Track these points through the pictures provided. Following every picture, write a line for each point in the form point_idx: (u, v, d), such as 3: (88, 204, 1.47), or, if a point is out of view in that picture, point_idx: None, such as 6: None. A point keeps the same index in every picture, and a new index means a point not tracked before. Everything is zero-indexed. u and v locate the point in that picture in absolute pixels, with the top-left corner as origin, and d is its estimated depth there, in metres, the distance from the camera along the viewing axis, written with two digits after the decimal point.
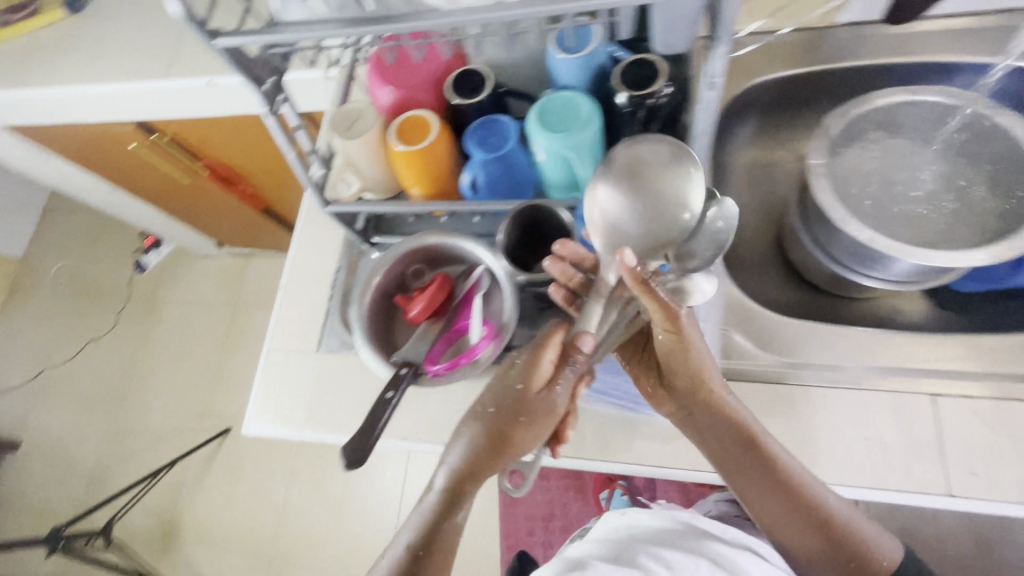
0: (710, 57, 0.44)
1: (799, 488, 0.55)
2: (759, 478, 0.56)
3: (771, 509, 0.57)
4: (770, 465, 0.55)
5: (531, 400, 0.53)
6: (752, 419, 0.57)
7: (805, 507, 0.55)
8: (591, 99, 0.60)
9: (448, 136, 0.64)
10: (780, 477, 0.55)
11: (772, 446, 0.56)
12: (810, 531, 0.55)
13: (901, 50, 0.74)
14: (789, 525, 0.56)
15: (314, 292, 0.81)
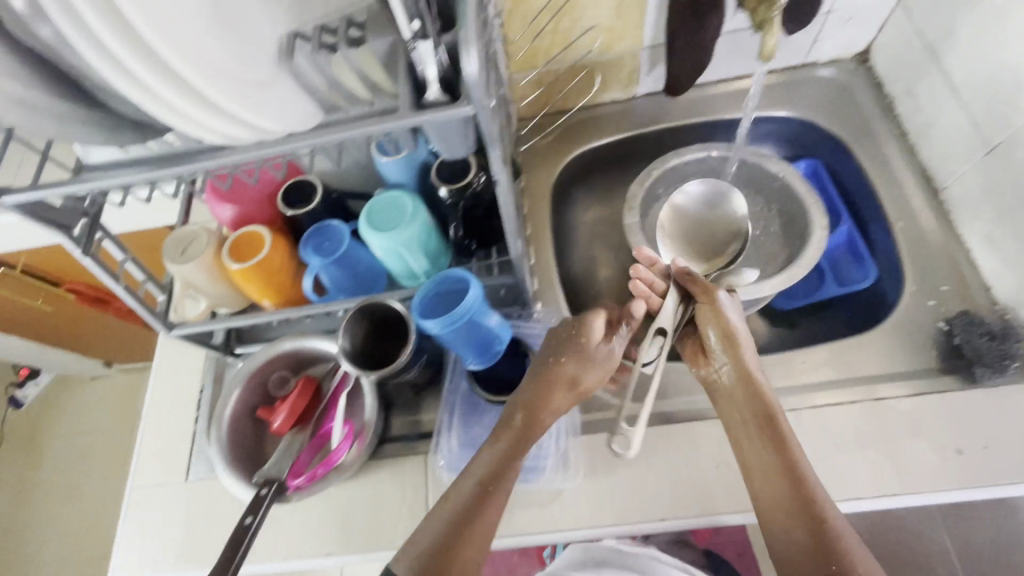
0: (491, 161, 0.49)
1: (802, 477, 0.55)
2: (769, 460, 0.57)
3: (767, 498, 0.56)
4: (784, 449, 0.56)
5: (608, 344, 0.61)
6: (777, 409, 0.59)
7: (812, 499, 0.54)
8: (413, 196, 0.64)
9: (284, 245, 0.66)
10: (789, 462, 0.56)
11: (788, 439, 0.57)
12: (798, 527, 0.53)
13: (694, 110, 0.85)
14: (784, 522, 0.54)
15: (179, 417, 0.77)
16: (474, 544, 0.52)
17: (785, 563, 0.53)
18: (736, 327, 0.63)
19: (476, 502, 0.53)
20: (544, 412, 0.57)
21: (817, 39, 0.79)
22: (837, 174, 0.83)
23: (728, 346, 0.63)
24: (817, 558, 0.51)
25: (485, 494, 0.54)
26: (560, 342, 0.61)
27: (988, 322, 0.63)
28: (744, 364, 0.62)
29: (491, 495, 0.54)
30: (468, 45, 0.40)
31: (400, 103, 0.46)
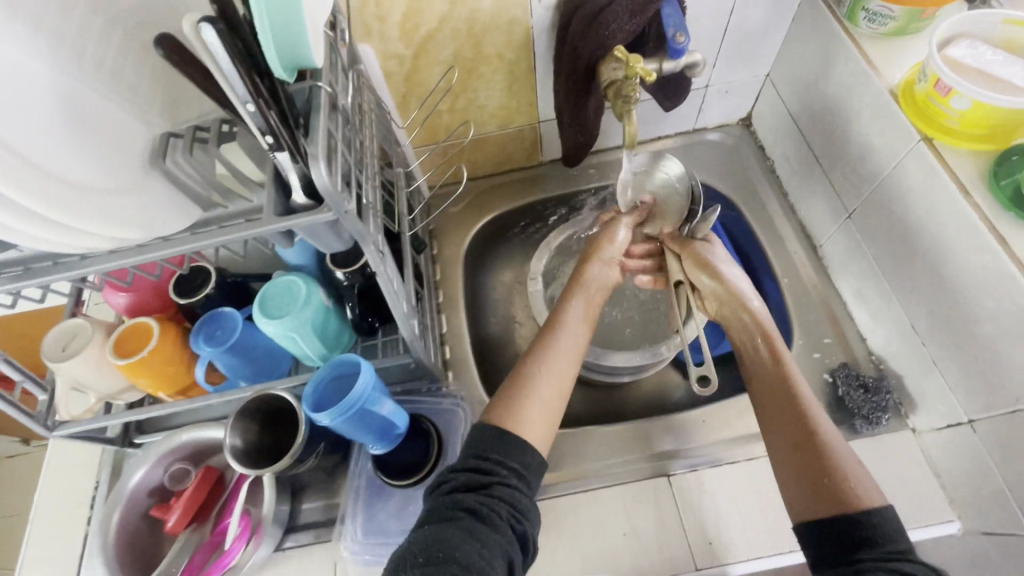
0: (367, 255, 0.51)
1: (795, 391, 0.58)
2: (766, 373, 0.61)
3: (771, 409, 0.58)
4: (776, 361, 0.60)
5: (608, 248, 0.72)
6: (770, 325, 0.63)
7: (800, 407, 0.57)
8: (307, 280, 0.63)
9: (177, 336, 0.65)
10: (782, 373, 0.59)
11: (780, 350, 0.61)
12: (795, 433, 0.55)
13: (595, 176, 0.90)
14: (784, 433, 0.56)
15: (67, 519, 0.71)
16: (544, 383, 0.58)
17: (782, 467, 0.55)
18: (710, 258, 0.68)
19: (528, 366, 0.59)
20: (596, 269, 0.70)
21: (702, 109, 0.84)
22: (731, 229, 0.87)
23: (714, 280, 0.67)
24: (807, 461, 0.53)
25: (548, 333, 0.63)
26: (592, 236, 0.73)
27: (864, 375, 0.67)
28: (729, 286, 0.66)
29: (543, 342, 0.62)
30: (316, 161, 0.41)
31: (263, 208, 0.47)
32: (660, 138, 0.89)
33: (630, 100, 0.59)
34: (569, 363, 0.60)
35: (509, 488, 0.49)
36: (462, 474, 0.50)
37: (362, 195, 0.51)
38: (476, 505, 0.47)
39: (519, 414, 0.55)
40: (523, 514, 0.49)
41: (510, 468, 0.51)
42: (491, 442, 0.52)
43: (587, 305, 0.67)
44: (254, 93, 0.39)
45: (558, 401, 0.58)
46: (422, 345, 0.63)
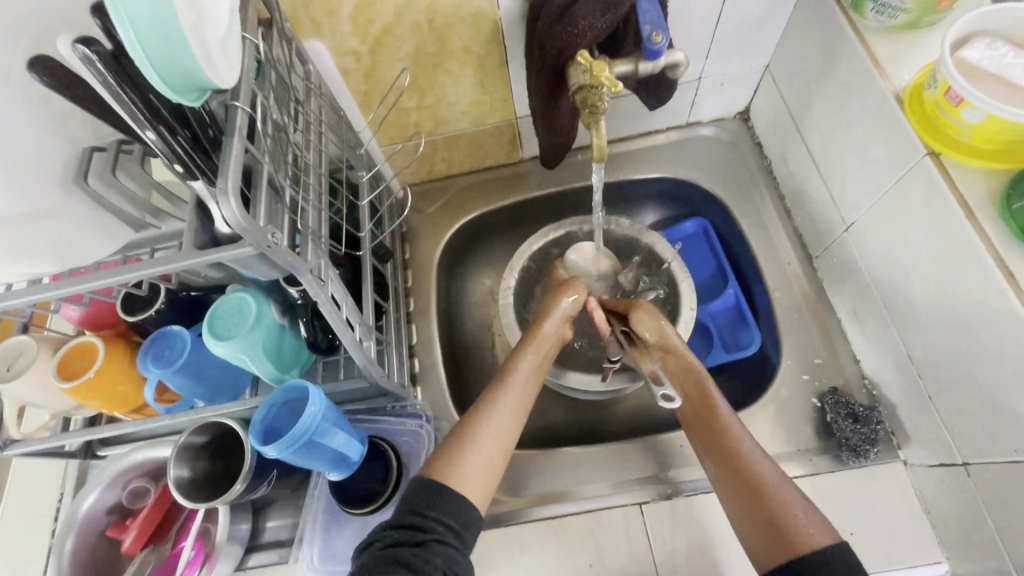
0: (304, 285, 0.46)
1: (732, 436, 0.57)
2: (703, 421, 0.59)
3: (714, 456, 0.57)
4: (709, 406, 0.59)
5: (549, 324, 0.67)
6: (699, 367, 0.63)
7: (738, 451, 0.56)
8: (260, 297, 0.58)
9: (126, 354, 0.63)
10: (717, 418, 0.58)
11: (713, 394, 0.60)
12: (738, 481, 0.54)
13: (579, 174, 0.84)
14: (728, 481, 0.55)
15: (28, 534, 0.70)
16: (486, 438, 0.56)
17: (735, 514, 0.54)
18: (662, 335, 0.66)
19: (471, 418, 0.58)
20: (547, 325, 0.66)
21: (695, 102, 0.77)
22: (723, 233, 0.82)
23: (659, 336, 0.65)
24: (754, 506, 0.52)
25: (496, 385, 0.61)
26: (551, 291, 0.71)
27: (854, 403, 0.62)
28: (672, 343, 0.65)
29: (490, 393, 0.60)
30: (225, 194, 0.37)
31: (183, 240, 0.43)
32: (651, 132, 0.82)
33: (597, 109, 0.53)
34: (514, 414, 0.59)
35: (445, 545, 0.47)
36: (396, 530, 0.48)
37: (299, 219, 0.47)
38: (410, 559, 0.45)
39: (457, 469, 0.53)
40: (460, 569, 0.46)
41: (446, 525, 0.49)
42: (428, 498, 0.50)
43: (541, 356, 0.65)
44: (152, 120, 0.35)
45: (501, 452, 0.57)
46: (376, 370, 0.59)
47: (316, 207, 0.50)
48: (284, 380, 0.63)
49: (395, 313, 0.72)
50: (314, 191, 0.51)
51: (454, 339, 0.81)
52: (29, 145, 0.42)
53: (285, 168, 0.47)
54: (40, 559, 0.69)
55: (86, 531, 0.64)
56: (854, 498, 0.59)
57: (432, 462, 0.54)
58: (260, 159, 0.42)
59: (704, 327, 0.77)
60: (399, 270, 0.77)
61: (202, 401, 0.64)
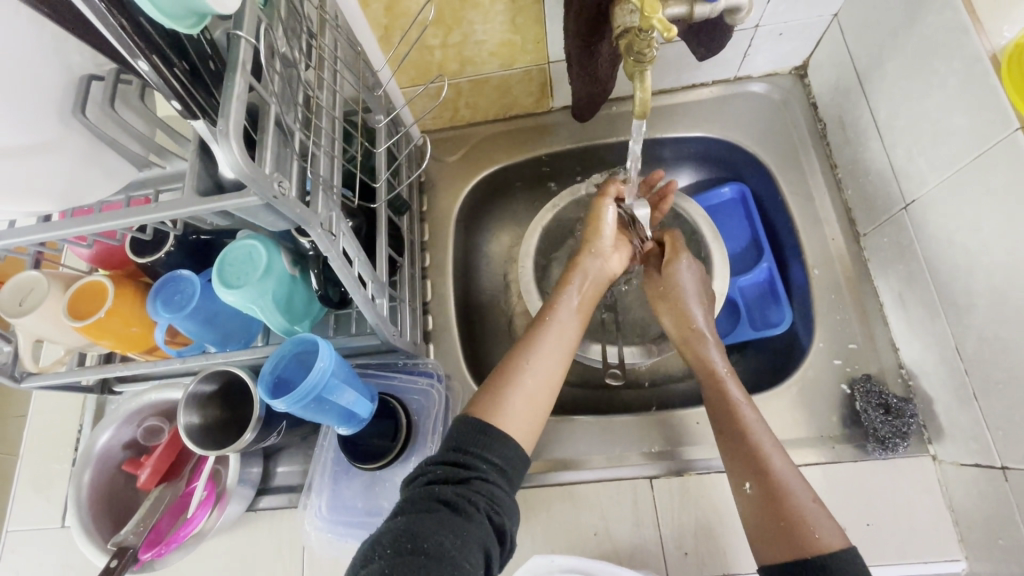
0: (314, 238, 0.44)
1: (750, 434, 0.54)
2: (719, 414, 0.57)
3: (727, 448, 0.55)
4: (725, 399, 0.57)
5: (585, 262, 0.66)
6: (717, 365, 0.60)
7: (753, 445, 0.53)
8: (269, 245, 0.56)
9: (137, 296, 0.62)
10: (737, 416, 0.56)
11: (728, 390, 0.58)
12: (749, 476, 0.52)
13: (613, 129, 0.77)
14: (739, 471, 0.53)
15: (53, 459, 0.73)
16: (532, 377, 0.56)
17: (741, 504, 0.52)
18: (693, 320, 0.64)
19: (515, 358, 0.58)
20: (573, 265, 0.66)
21: (748, 54, 0.70)
22: (763, 200, 0.76)
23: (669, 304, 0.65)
24: (766, 503, 0.50)
25: (534, 330, 0.61)
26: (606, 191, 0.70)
27: (888, 393, 0.59)
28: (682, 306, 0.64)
29: (531, 336, 0.60)
30: (225, 137, 0.33)
31: (185, 183, 0.39)
32: (695, 86, 0.75)
33: (643, 58, 0.47)
34: (559, 354, 0.59)
35: (487, 483, 0.48)
36: (439, 467, 0.48)
37: (309, 166, 0.44)
38: (455, 498, 0.46)
39: (503, 409, 0.53)
40: (500, 510, 0.47)
41: (490, 464, 0.49)
42: (471, 437, 0.51)
43: (576, 288, 0.65)
44: (145, 48, 0.32)
45: (549, 388, 0.57)
46: (385, 327, 0.57)
47: (329, 154, 0.47)
48: (295, 331, 0.61)
49: (410, 269, 0.70)
50: (327, 136, 0.47)
51: (468, 297, 0.78)
52: (24, 70, 0.39)
53: (295, 109, 0.43)
54: (63, 486, 0.71)
55: (103, 465, 0.65)
56: (877, 490, 0.57)
57: (481, 404, 0.54)
58: (268, 99, 0.38)
59: (732, 301, 0.73)
60: (415, 222, 0.74)
61: (213, 347, 0.63)
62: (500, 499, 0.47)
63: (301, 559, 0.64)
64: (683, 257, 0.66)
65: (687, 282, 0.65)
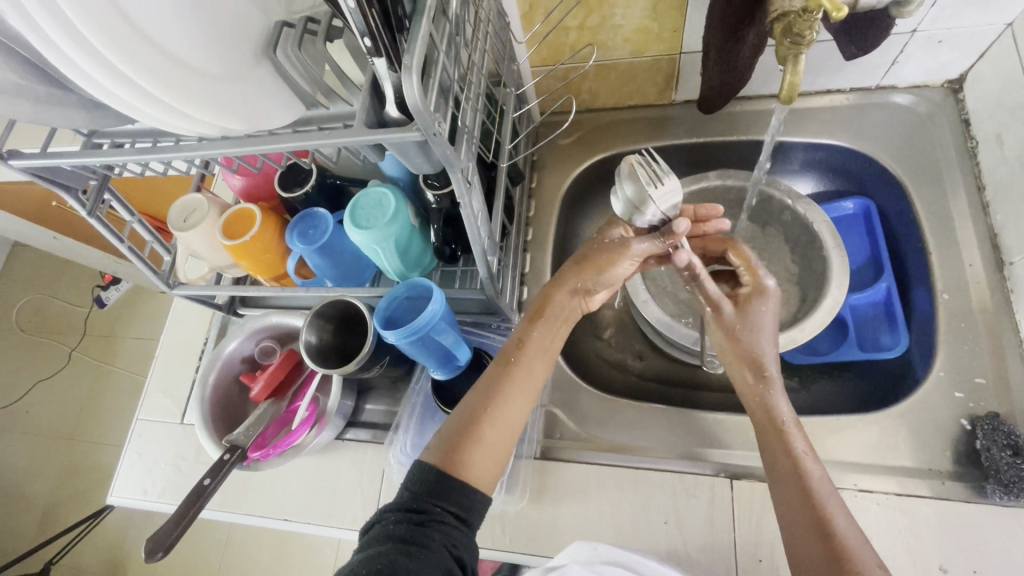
0: (453, 183, 0.47)
1: (812, 488, 0.49)
2: (778, 459, 0.52)
3: (781, 498, 0.50)
4: (787, 448, 0.52)
5: (561, 305, 0.59)
6: (782, 412, 0.54)
7: (815, 500, 0.48)
8: (399, 194, 0.61)
9: (276, 226, 0.69)
10: (799, 468, 0.50)
11: (794, 444, 0.52)
12: (811, 536, 0.47)
13: (734, 127, 0.76)
14: (794, 523, 0.49)
15: (182, 364, 0.83)
16: (492, 427, 0.54)
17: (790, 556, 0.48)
18: (761, 354, 0.57)
19: (479, 404, 0.54)
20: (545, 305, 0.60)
21: (897, 61, 0.66)
22: (890, 218, 0.71)
23: (728, 339, 0.59)
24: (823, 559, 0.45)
25: (504, 374, 0.56)
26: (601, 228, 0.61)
27: (1018, 435, 0.54)
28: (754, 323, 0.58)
29: (492, 380, 0.56)
30: (410, 71, 0.37)
31: (356, 116, 0.44)
32: (829, 91, 0.72)
33: (801, 40, 0.47)
34: (523, 402, 0.56)
35: (444, 526, 0.48)
36: (395, 512, 0.48)
37: (459, 115, 0.47)
38: (410, 541, 0.46)
39: (462, 458, 0.52)
40: (460, 549, 0.47)
41: (446, 510, 0.49)
42: (428, 482, 0.50)
43: (545, 333, 0.59)
44: None
45: (510, 437, 0.55)
46: (493, 284, 0.60)
47: (474, 109, 0.50)
48: (406, 278, 0.66)
49: (515, 237, 0.72)
50: (474, 92, 0.50)
51: None
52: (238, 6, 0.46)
53: (455, 61, 0.47)
54: (187, 387, 0.81)
55: (223, 373, 0.73)
56: (993, 536, 0.52)
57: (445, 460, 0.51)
58: (438, 47, 0.42)
59: (840, 318, 0.70)
60: (524, 196, 0.77)
61: (332, 282, 0.69)
62: (456, 545, 0.47)
63: (380, 492, 0.67)
64: (764, 280, 0.60)
65: (767, 314, 0.58)
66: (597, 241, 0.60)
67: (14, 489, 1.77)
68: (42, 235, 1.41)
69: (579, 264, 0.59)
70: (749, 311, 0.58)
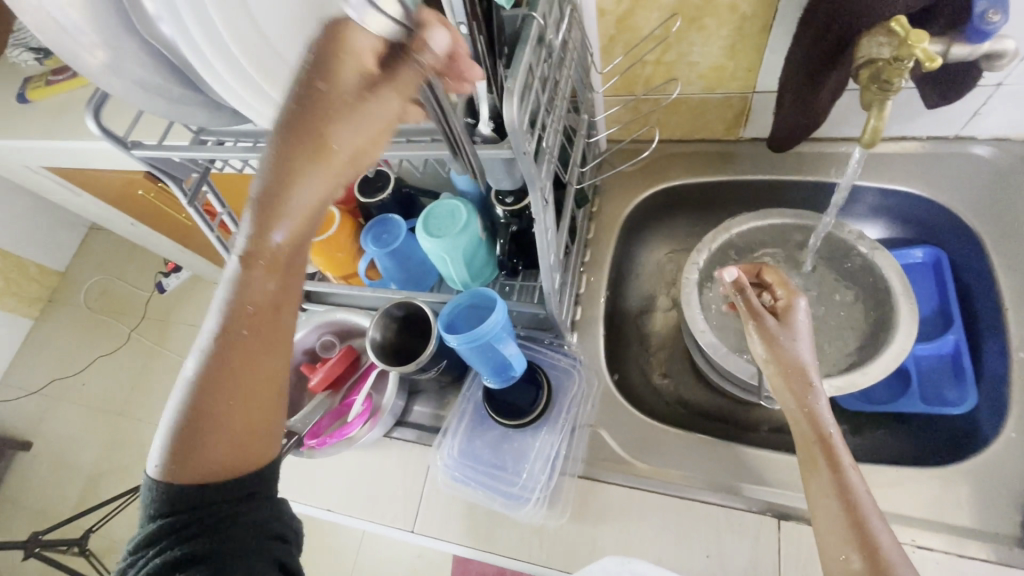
0: (531, 200, 0.49)
1: (857, 503, 0.45)
2: (823, 478, 0.47)
3: (822, 515, 0.46)
4: (832, 462, 0.48)
5: (305, 197, 0.39)
6: (827, 423, 0.50)
7: (860, 515, 0.44)
8: (472, 208, 0.64)
9: (352, 228, 0.73)
10: (843, 482, 0.46)
11: (840, 458, 0.48)
12: (851, 548, 0.43)
13: (800, 168, 0.76)
14: (834, 539, 0.45)
15: None
16: (233, 388, 0.37)
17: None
18: (802, 358, 0.54)
19: (200, 385, 0.37)
20: (276, 241, 0.38)
21: (978, 112, 0.65)
22: (961, 270, 0.70)
23: (769, 350, 0.56)
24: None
25: (231, 330, 0.37)
26: (316, 103, 0.39)
27: None
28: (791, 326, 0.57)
29: (228, 342, 0.37)
30: (511, 95, 0.40)
31: (450, 132, 0.47)
32: (903, 139, 0.72)
33: (889, 87, 0.50)
34: (258, 341, 0.38)
35: (241, 519, 0.37)
36: (159, 538, 0.36)
37: (542, 137, 0.50)
38: (214, 561, 0.36)
39: (190, 460, 0.36)
40: (277, 524, 0.39)
41: (234, 500, 0.37)
42: (172, 496, 0.36)
43: (284, 284, 0.39)
44: (470, 14, 0.39)
45: (258, 402, 0.38)
46: (554, 301, 0.62)
47: (555, 133, 0.53)
48: (468, 288, 0.68)
49: (575, 259, 0.74)
50: (557, 118, 0.53)
51: (615, 301, 0.81)
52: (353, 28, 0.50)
53: (544, 87, 0.49)
54: None
55: None
56: None
57: (168, 435, 0.37)
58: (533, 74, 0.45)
59: (902, 369, 0.68)
60: (585, 219, 0.79)
61: (396, 285, 0.72)
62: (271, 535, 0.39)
63: (422, 492, 0.69)
64: (797, 298, 0.59)
65: (801, 321, 0.57)
66: (316, 71, 0.39)
67: (63, 456, 1.87)
68: (122, 220, 1.52)
69: (309, 133, 0.38)
70: (788, 320, 0.58)
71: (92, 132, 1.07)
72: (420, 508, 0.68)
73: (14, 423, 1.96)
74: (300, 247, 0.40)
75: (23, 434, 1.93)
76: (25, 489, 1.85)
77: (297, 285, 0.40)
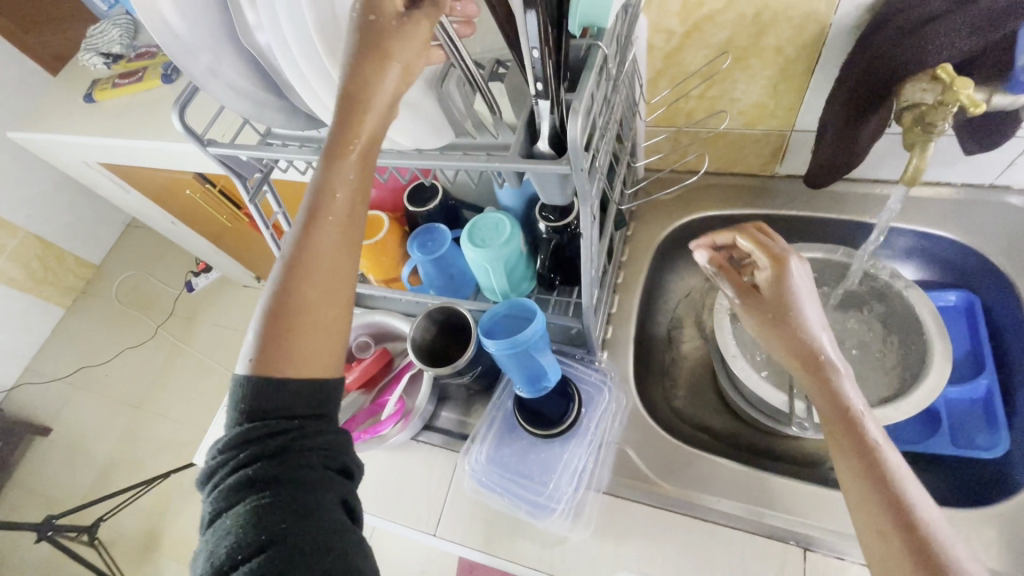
0: (580, 215, 0.52)
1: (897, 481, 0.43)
2: (853, 454, 0.46)
3: (854, 492, 0.45)
4: (863, 439, 0.46)
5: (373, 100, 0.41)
6: (855, 401, 0.48)
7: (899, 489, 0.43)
8: (516, 222, 0.67)
9: (398, 235, 0.77)
10: (877, 459, 0.45)
11: (867, 434, 0.46)
12: (888, 524, 0.42)
13: (834, 206, 0.78)
14: (871, 514, 0.43)
15: None
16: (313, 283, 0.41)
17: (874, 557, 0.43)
18: (810, 331, 0.52)
19: (289, 276, 0.41)
20: (358, 141, 0.42)
21: (1014, 162, 0.67)
22: (994, 315, 0.70)
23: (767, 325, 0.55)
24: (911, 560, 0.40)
25: (315, 223, 0.42)
26: (372, 31, 0.40)
27: None
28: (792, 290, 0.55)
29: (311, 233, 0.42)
30: (576, 115, 0.43)
31: (511, 146, 0.50)
32: (938, 184, 0.74)
33: (932, 129, 0.52)
34: (338, 241, 0.42)
35: (319, 438, 0.40)
36: (248, 444, 0.39)
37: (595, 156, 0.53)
38: (293, 475, 0.38)
39: (278, 350, 0.40)
40: (344, 455, 0.42)
41: (307, 417, 0.40)
42: (263, 396, 0.39)
43: (363, 177, 0.43)
44: (544, 39, 0.42)
45: (333, 297, 0.42)
46: (592, 316, 0.64)
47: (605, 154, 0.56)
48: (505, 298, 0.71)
49: (609, 278, 0.77)
50: (608, 141, 0.56)
51: (646, 323, 0.83)
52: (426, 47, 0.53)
53: (601, 111, 0.52)
54: None
55: None
56: None
57: (266, 326, 0.41)
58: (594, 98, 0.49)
59: (932, 409, 0.68)
60: (621, 242, 0.81)
61: (435, 292, 0.75)
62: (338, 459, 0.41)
63: (447, 495, 0.70)
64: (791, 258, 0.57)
65: (806, 288, 0.56)
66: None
67: (82, 444, 1.90)
68: (165, 218, 1.59)
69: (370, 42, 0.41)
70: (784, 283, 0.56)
71: (152, 133, 1.13)
72: (444, 511, 0.69)
73: (37, 408, 2.00)
74: (375, 145, 0.43)
75: (45, 419, 1.97)
76: (41, 474, 1.88)
77: (370, 178, 0.44)
